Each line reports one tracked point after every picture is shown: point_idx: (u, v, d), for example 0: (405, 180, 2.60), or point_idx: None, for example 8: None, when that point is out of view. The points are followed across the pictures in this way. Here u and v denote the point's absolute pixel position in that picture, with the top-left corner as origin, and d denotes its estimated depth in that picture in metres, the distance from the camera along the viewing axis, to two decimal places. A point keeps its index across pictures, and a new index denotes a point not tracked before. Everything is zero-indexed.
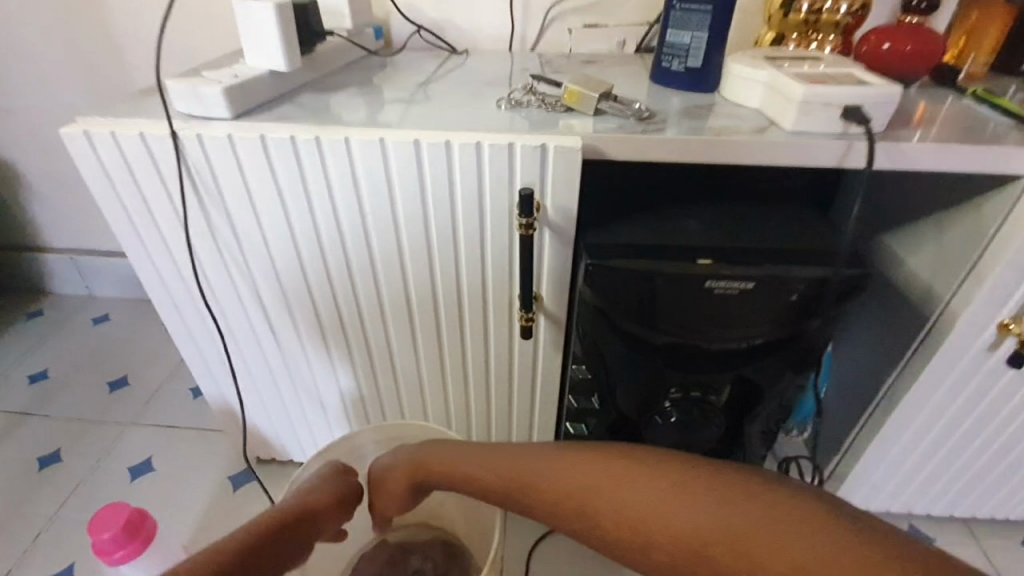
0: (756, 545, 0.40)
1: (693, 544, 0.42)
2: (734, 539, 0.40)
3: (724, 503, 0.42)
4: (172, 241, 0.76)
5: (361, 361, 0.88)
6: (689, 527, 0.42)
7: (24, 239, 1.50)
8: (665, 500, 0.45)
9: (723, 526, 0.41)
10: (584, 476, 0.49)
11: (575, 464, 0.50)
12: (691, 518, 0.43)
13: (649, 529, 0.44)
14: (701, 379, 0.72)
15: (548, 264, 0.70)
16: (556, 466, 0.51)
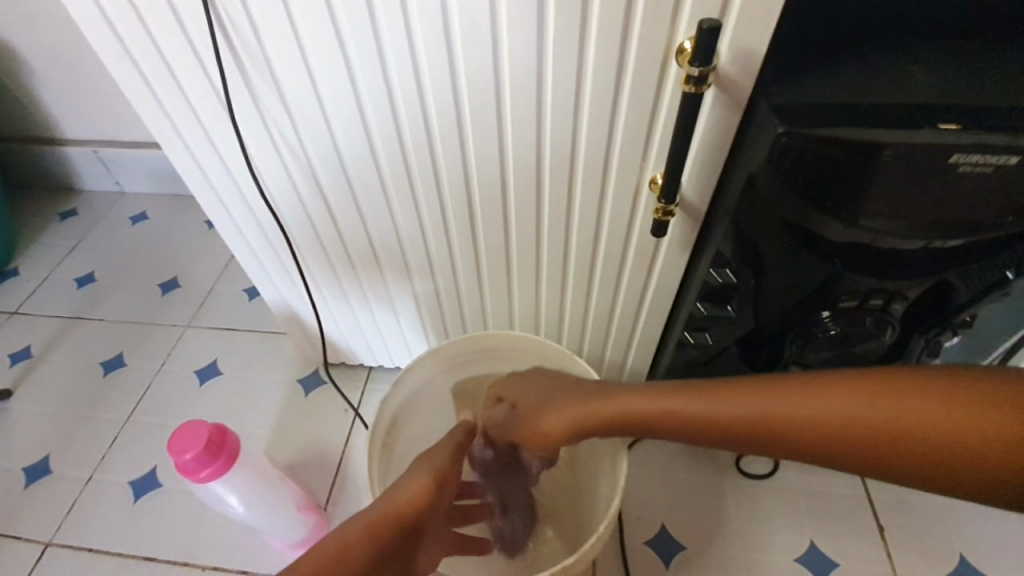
0: (905, 418, 0.41)
1: (905, 432, 0.41)
2: (906, 419, 0.41)
3: (876, 402, 0.42)
4: (210, 120, 0.59)
5: (442, 263, 0.75)
6: (886, 421, 0.41)
7: (40, 129, 1.35)
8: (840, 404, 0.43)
9: (891, 415, 0.41)
10: (758, 399, 0.46)
11: (743, 394, 0.47)
12: (860, 412, 0.42)
13: (844, 424, 0.43)
14: (887, 286, 0.59)
15: (704, 139, 0.53)
16: (727, 401, 0.48)
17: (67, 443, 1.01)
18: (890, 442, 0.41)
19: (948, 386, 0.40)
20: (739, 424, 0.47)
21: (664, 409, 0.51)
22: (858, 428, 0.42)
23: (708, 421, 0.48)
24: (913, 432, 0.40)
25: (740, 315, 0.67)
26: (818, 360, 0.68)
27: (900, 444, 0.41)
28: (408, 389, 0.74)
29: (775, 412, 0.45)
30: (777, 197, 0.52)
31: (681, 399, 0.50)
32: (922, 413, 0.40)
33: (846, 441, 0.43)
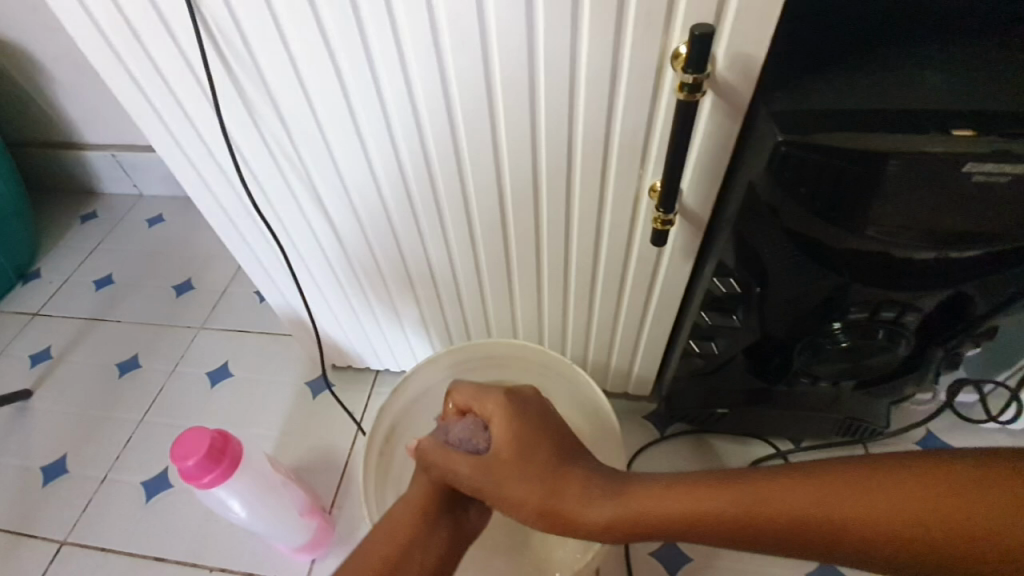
0: (895, 519, 0.41)
1: (897, 530, 0.41)
2: (900, 518, 0.41)
3: (867, 502, 0.42)
4: (206, 129, 0.60)
5: (442, 270, 0.74)
6: (879, 517, 0.42)
7: (61, 134, 1.39)
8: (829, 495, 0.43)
9: (883, 516, 0.41)
10: (758, 501, 0.45)
11: (749, 495, 0.46)
12: (863, 513, 0.42)
13: (844, 523, 0.42)
14: (900, 297, 0.57)
15: (703, 146, 0.51)
16: (729, 502, 0.46)
17: (84, 442, 1.04)
18: (887, 539, 0.41)
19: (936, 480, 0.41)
20: (741, 522, 0.45)
21: (656, 506, 0.48)
22: (857, 526, 0.42)
23: (712, 520, 0.46)
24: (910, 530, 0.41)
25: (745, 325, 0.65)
26: (828, 372, 0.66)
27: (892, 542, 0.41)
28: (408, 396, 0.74)
29: (776, 514, 0.44)
30: (778, 206, 0.50)
31: (681, 497, 0.48)
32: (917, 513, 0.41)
33: (857, 539, 0.42)
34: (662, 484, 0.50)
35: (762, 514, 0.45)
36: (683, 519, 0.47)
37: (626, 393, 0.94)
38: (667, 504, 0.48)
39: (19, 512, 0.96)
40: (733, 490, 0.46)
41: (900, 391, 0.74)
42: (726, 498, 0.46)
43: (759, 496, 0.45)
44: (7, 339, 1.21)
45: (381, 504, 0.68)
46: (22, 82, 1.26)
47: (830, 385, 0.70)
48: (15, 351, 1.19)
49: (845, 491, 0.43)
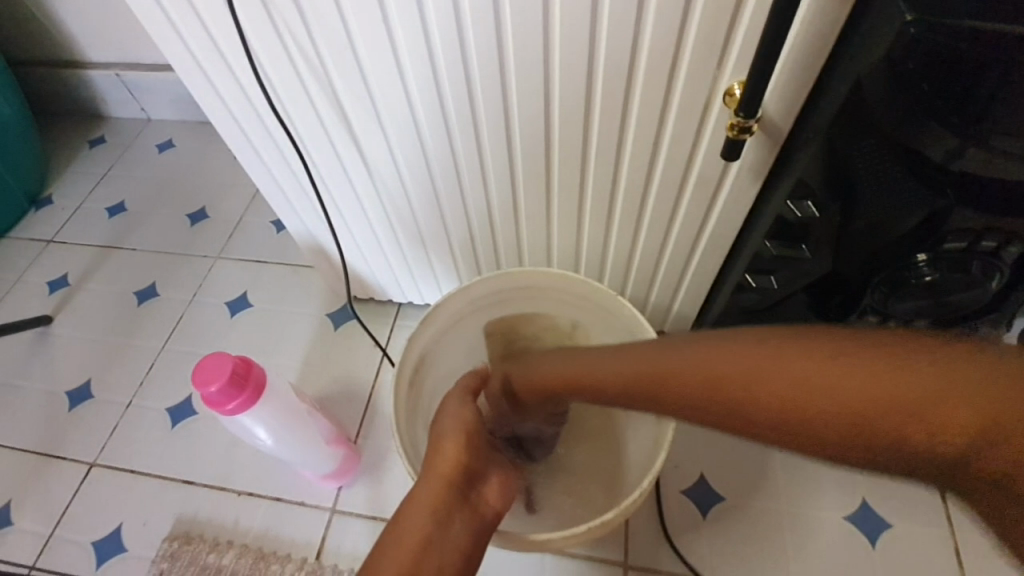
0: (867, 395, 0.32)
1: (865, 406, 0.32)
2: (871, 393, 0.32)
3: (834, 371, 0.34)
4: (211, 19, 0.51)
5: (475, 193, 0.67)
6: (855, 393, 0.33)
7: (60, 50, 1.29)
8: (806, 366, 0.35)
9: (860, 389, 0.33)
10: (718, 358, 0.39)
11: (710, 351, 0.40)
12: (824, 385, 0.34)
13: (807, 395, 0.34)
14: (1007, 225, 0.49)
15: (803, 34, 0.42)
16: (688, 358, 0.41)
17: (107, 369, 1.03)
18: (852, 417, 0.33)
19: (936, 359, 0.32)
20: (689, 382, 0.40)
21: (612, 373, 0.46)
22: (834, 406, 0.33)
23: (667, 382, 0.42)
24: (882, 409, 0.32)
25: (814, 257, 0.58)
26: (905, 310, 0.59)
27: (857, 424, 0.33)
28: (438, 328, 0.69)
29: (731, 377, 0.38)
30: (886, 109, 0.42)
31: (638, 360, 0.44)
32: (898, 389, 0.32)
33: (816, 416, 0.34)
34: (630, 350, 0.46)
35: (718, 374, 0.39)
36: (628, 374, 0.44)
37: None
38: (629, 366, 0.45)
39: (49, 435, 0.97)
40: (701, 348, 0.40)
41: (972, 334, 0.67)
42: (688, 355, 0.41)
43: (719, 356, 0.39)
44: (23, 266, 1.19)
45: (412, 437, 0.65)
46: None
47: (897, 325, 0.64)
48: (32, 278, 1.17)
49: (813, 362, 0.35)
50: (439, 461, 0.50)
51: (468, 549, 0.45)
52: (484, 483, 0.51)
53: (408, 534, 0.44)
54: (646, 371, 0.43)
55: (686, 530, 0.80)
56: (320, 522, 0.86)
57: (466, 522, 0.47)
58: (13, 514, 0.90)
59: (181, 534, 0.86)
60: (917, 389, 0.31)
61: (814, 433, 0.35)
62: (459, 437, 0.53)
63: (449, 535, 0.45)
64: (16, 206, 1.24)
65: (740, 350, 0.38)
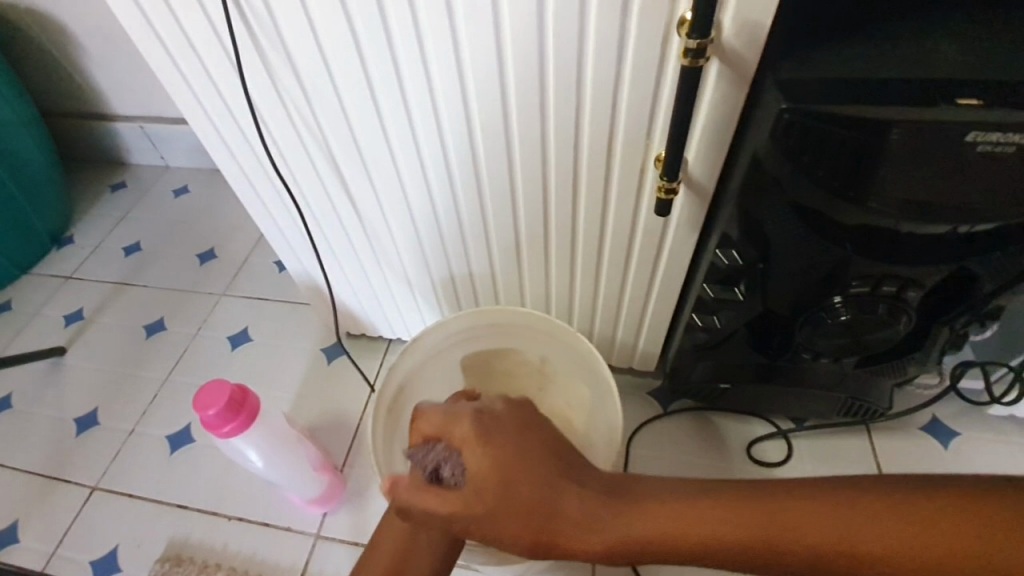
0: (842, 539, 0.39)
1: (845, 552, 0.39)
2: (853, 540, 0.39)
3: (816, 523, 0.40)
4: (229, 92, 0.61)
5: (452, 241, 0.76)
6: (866, 547, 0.39)
7: (93, 106, 1.43)
8: (812, 527, 0.40)
9: (864, 540, 0.39)
10: (710, 517, 0.42)
11: (700, 517, 0.43)
12: (805, 536, 0.40)
13: (816, 554, 0.40)
14: (901, 272, 0.57)
15: (709, 114, 0.51)
16: (681, 519, 0.43)
17: (113, 397, 1.10)
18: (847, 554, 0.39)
19: (888, 501, 0.40)
20: (687, 543, 0.42)
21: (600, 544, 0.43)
22: (802, 549, 0.40)
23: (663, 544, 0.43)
24: (866, 549, 0.39)
25: (748, 299, 0.66)
26: (832, 347, 0.66)
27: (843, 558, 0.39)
28: (417, 358, 0.77)
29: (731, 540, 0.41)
30: (781, 176, 0.51)
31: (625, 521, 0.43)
32: (876, 532, 0.39)
33: (809, 565, 0.40)
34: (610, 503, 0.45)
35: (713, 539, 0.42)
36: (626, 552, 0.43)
37: (631, 368, 0.95)
38: (627, 525, 0.43)
39: (54, 460, 1.03)
40: (689, 530, 0.42)
41: (903, 372, 0.74)
42: (679, 538, 0.42)
43: (720, 523, 0.42)
44: (42, 301, 1.28)
45: (388, 459, 0.71)
46: (55, 53, 1.30)
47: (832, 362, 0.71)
48: (49, 312, 1.26)
49: (791, 521, 0.41)
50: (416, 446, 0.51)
51: (508, 480, 0.44)
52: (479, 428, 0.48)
53: (425, 482, 0.47)
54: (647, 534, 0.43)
55: (651, 560, 0.84)
56: (304, 547, 0.90)
57: (471, 467, 0.46)
58: (15, 535, 0.95)
59: (173, 556, 0.90)
60: (879, 533, 0.39)
61: (805, 573, 0.41)
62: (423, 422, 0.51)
63: (467, 452, 0.47)
64: (39, 245, 1.34)
65: (725, 510, 0.43)
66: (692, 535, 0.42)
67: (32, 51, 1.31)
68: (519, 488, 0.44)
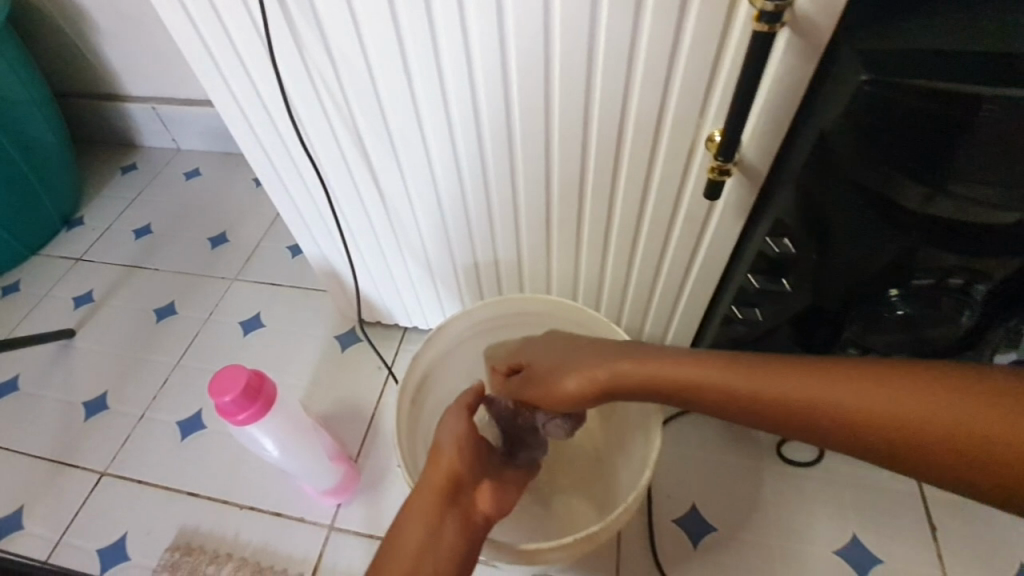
0: (901, 412, 0.38)
1: (903, 431, 0.38)
2: (912, 420, 0.37)
3: (884, 397, 0.38)
4: (252, 62, 0.57)
5: (479, 225, 0.72)
6: (884, 412, 0.38)
7: (104, 84, 1.40)
8: (841, 391, 0.40)
9: (898, 412, 0.38)
10: (779, 379, 0.43)
11: (763, 376, 0.44)
12: (846, 406, 0.40)
13: (847, 419, 0.40)
14: (970, 264, 0.53)
15: (773, 90, 0.47)
16: (752, 380, 0.44)
17: (123, 382, 1.07)
18: (906, 439, 0.38)
19: (957, 391, 0.36)
20: (763, 403, 0.44)
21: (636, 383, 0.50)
22: (852, 415, 0.40)
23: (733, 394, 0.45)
24: (914, 432, 0.37)
25: (797, 291, 0.62)
26: (885, 345, 0.62)
27: (908, 444, 0.38)
28: (440, 348, 0.73)
29: (807, 398, 0.42)
30: (855, 157, 0.46)
31: (664, 373, 0.49)
32: (913, 410, 0.37)
33: (879, 435, 0.39)
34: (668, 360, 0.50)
35: (787, 400, 0.42)
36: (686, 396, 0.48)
37: None
38: (677, 374, 0.48)
39: (63, 444, 1.00)
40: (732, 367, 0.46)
41: None
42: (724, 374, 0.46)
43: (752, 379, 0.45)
44: (52, 282, 1.25)
45: (411, 451, 0.68)
46: (66, 28, 1.27)
47: None
48: (59, 294, 1.23)
49: (868, 387, 0.39)
50: (433, 471, 0.52)
51: (463, 550, 0.48)
52: (477, 494, 0.53)
53: (410, 542, 0.47)
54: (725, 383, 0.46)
55: (677, 560, 0.81)
56: (319, 538, 0.88)
57: (459, 531, 0.49)
58: (21, 521, 0.93)
59: (183, 545, 0.88)
60: (941, 412, 0.36)
61: (870, 445, 0.40)
62: (455, 450, 0.54)
63: (447, 535, 0.48)
64: (50, 227, 1.32)
65: (801, 371, 0.42)
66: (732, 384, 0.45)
67: (43, 27, 1.28)
68: (470, 560, 0.48)
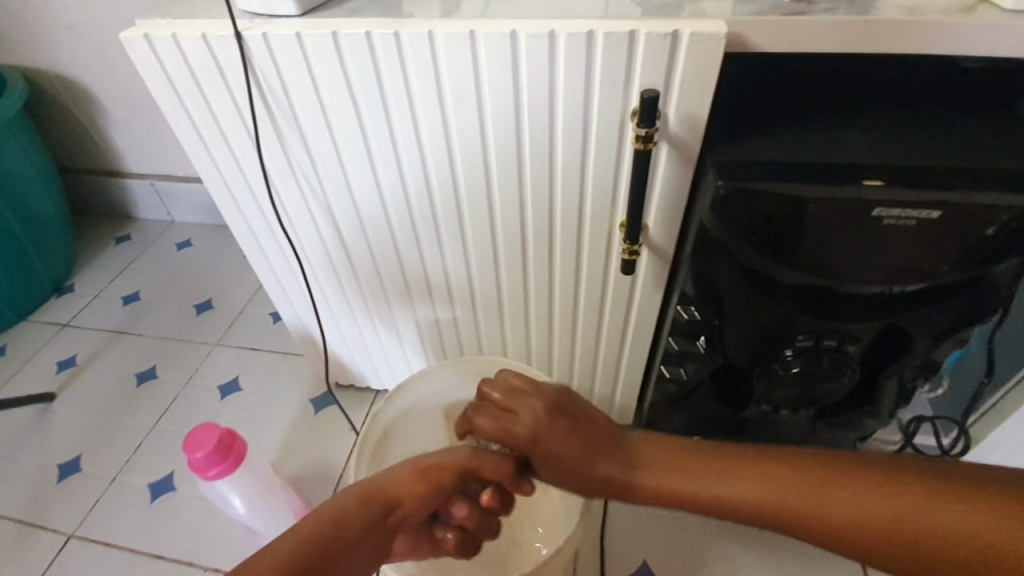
0: (932, 529, 0.40)
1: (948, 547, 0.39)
2: (924, 529, 0.40)
3: (927, 516, 0.40)
4: (243, 158, 0.69)
5: (438, 293, 0.81)
6: (931, 530, 0.40)
7: (107, 164, 1.52)
8: (867, 503, 0.42)
9: (929, 531, 0.40)
10: (787, 492, 0.45)
11: (823, 484, 0.44)
12: (909, 523, 0.41)
13: (892, 527, 0.41)
14: (840, 328, 0.63)
15: (662, 186, 0.60)
16: (806, 502, 0.44)
17: (98, 444, 1.10)
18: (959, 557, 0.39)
19: (981, 503, 0.39)
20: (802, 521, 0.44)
21: (645, 485, 0.49)
22: (888, 530, 0.41)
23: (744, 506, 0.46)
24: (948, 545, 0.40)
25: (709, 351, 0.71)
26: (790, 397, 0.71)
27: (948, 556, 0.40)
28: (401, 406, 0.80)
29: (859, 514, 0.42)
30: (729, 244, 0.57)
31: (683, 476, 0.49)
32: (948, 522, 0.40)
33: (885, 543, 0.41)
34: (657, 464, 0.50)
35: (816, 513, 0.43)
36: (694, 498, 0.48)
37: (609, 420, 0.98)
38: (668, 479, 0.49)
39: (32, 507, 1.02)
40: (783, 483, 0.45)
41: (861, 425, 0.78)
42: (772, 488, 0.45)
43: (816, 488, 0.44)
44: (36, 348, 1.31)
45: None
46: (78, 115, 1.41)
47: (791, 414, 0.75)
48: (43, 359, 1.28)
49: (899, 502, 0.41)
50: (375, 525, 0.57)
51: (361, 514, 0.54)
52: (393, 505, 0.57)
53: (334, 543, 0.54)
54: (746, 497, 0.46)
55: None
56: None
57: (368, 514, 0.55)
58: None
59: None
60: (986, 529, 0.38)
61: (873, 554, 0.43)
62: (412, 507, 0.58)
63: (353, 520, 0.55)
64: (40, 294, 1.39)
65: (834, 488, 0.44)
66: (756, 490, 0.45)
67: (60, 113, 1.42)
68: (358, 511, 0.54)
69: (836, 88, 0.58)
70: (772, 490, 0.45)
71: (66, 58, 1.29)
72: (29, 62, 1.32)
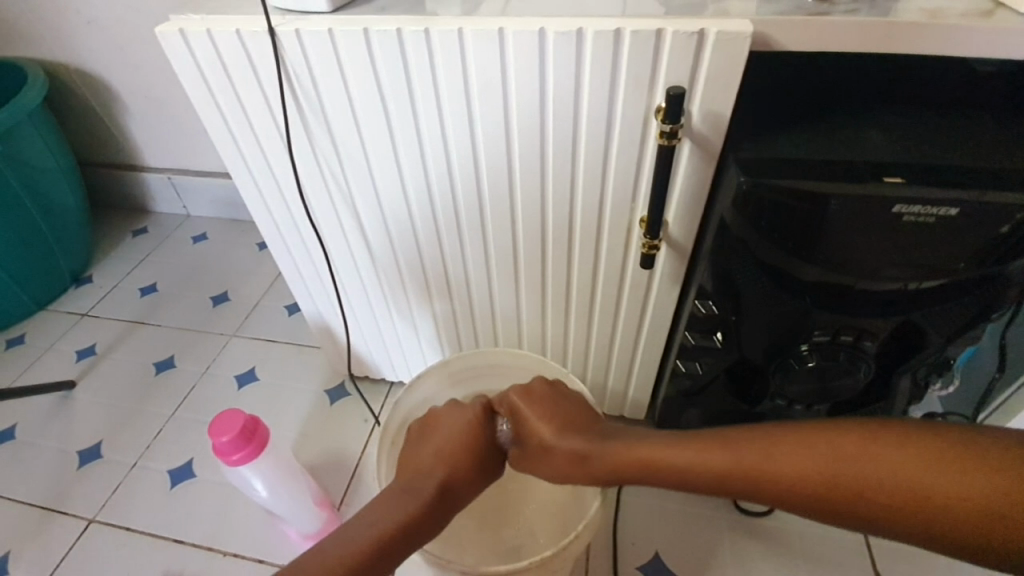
0: (858, 471, 0.42)
1: (878, 488, 0.41)
2: (851, 475, 0.42)
3: (854, 457, 0.43)
4: (271, 151, 0.70)
5: (457, 285, 0.82)
6: (859, 474, 0.42)
7: (125, 157, 1.54)
8: (801, 451, 0.45)
9: (861, 472, 0.42)
10: (721, 451, 0.48)
11: (763, 442, 0.47)
12: (843, 471, 0.43)
13: (822, 475, 0.43)
14: (856, 323, 0.64)
15: (684, 183, 0.61)
16: (742, 457, 0.47)
17: (117, 432, 1.13)
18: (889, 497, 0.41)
19: (907, 445, 0.41)
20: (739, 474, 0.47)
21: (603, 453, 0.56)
22: (818, 478, 0.44)
23: (683, 467, 0.50)
24: (873, 485, 0.41)
25: (726, 345, 0.72)
26: (805, 392, 0.72)
27: (879, 495, 0.41)
28: (421, 396, 0.82)
29: (793, 467, 0.45)
30: (749, 239, 0.58)
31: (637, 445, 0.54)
32: (878, 466, 0.41)
33: (816, 491, 0.44)
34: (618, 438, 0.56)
35: (748, 466, 0.47)
36: (639, 466, 0.53)
37: (623, 414, 1.00)
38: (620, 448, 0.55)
39: (54, 492, 1.05)
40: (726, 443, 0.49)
41: None
42: (708, 451, 0.49)
43: (754, 448, 0.47)
44: (55, 337, 1.33)
45: None
46: (98, 109, 1.43)
47: (806, 409, 0.76)
48: (63, 348, 1.31)
49: (829, 447, 0.44)
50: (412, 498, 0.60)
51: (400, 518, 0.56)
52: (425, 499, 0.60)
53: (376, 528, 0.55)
54: (688, 458, 0.50)
55: None
56: None
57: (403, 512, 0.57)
58: (5, 567, 0.96)
59: None
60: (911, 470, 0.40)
61: (806, 503, 0.44)
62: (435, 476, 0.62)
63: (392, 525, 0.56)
64: (59, 284, 1.41)
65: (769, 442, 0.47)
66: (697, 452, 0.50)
67: (80, 107, 1.44)
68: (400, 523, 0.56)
69: (855, 88, 0.59)
70: (709, 450, 0.49)
71: (88, 52, 1.31)
72: (51, 56, 1.35)
